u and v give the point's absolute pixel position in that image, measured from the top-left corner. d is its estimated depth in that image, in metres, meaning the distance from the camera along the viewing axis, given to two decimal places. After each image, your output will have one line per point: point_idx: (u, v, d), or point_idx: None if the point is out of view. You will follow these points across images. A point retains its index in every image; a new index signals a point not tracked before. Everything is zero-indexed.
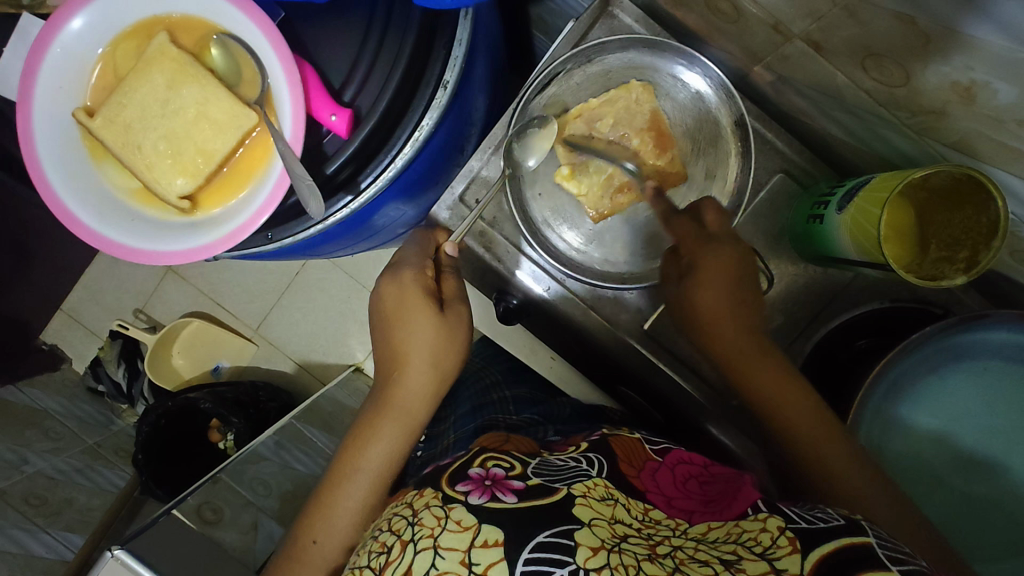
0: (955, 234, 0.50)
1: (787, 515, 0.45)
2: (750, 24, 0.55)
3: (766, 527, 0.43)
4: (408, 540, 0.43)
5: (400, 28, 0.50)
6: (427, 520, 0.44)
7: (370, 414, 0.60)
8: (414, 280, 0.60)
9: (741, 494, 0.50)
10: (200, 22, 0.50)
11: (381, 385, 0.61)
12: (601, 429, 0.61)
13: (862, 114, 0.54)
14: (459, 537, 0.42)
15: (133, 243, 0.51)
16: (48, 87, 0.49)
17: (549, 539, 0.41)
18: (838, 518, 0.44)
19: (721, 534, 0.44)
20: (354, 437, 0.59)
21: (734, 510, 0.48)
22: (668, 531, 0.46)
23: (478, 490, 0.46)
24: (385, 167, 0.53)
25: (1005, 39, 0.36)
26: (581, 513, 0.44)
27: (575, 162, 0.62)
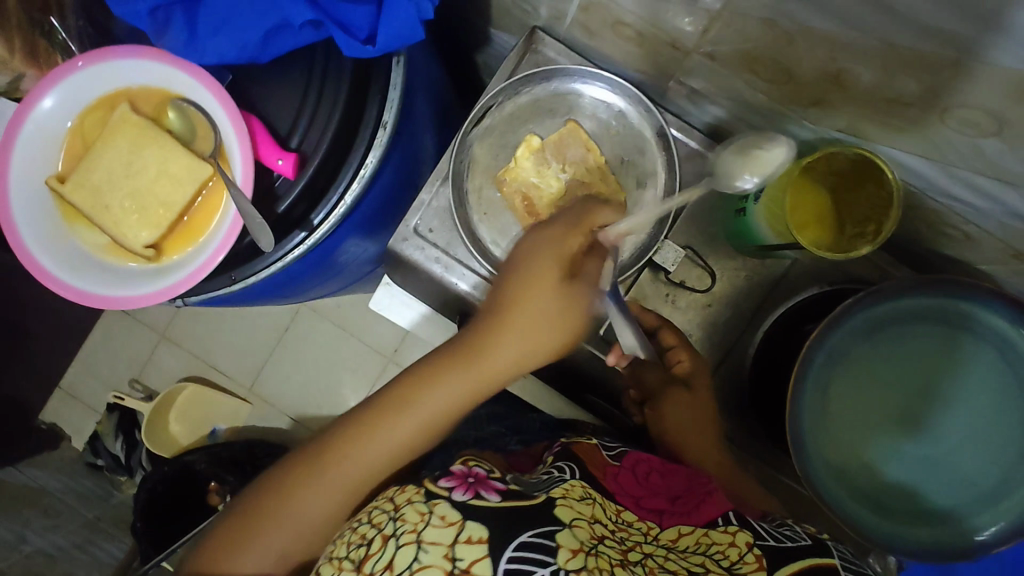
0: (864, 211, 0.55)
1: (756, 530, 0.49)
2: (654, 45, 0.60)
3: (734, 541, 0.48)
4: (390, 536, 0.46)
5: (335, 79, 0.56)
6: (410, 516, 0.47)
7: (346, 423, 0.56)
8: (553, 244, 0.54)
9: (710, 498, 0.54)
10: (157, 90, 0.55)
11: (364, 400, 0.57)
12: (562, 439, 0.62)
13: (766, 113, 0.59)
14: (443, 531, 0.45)
15: (100, 292, 0.54)
16: (23, 158, 0.54)
17: (531, 539, 0.44)
18: (805, 539, 0.49)
19: (690, 541, 0.49)
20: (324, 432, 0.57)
21: (703, 516, 0.51)
22: (639, 536, 0.50)
23: (463, 488, 0.49)
24: (335, 204, 0.58)
25: (847, 28, 0.41)
26: (563, 513, 0.47)
27: (541, 150, 0.66)
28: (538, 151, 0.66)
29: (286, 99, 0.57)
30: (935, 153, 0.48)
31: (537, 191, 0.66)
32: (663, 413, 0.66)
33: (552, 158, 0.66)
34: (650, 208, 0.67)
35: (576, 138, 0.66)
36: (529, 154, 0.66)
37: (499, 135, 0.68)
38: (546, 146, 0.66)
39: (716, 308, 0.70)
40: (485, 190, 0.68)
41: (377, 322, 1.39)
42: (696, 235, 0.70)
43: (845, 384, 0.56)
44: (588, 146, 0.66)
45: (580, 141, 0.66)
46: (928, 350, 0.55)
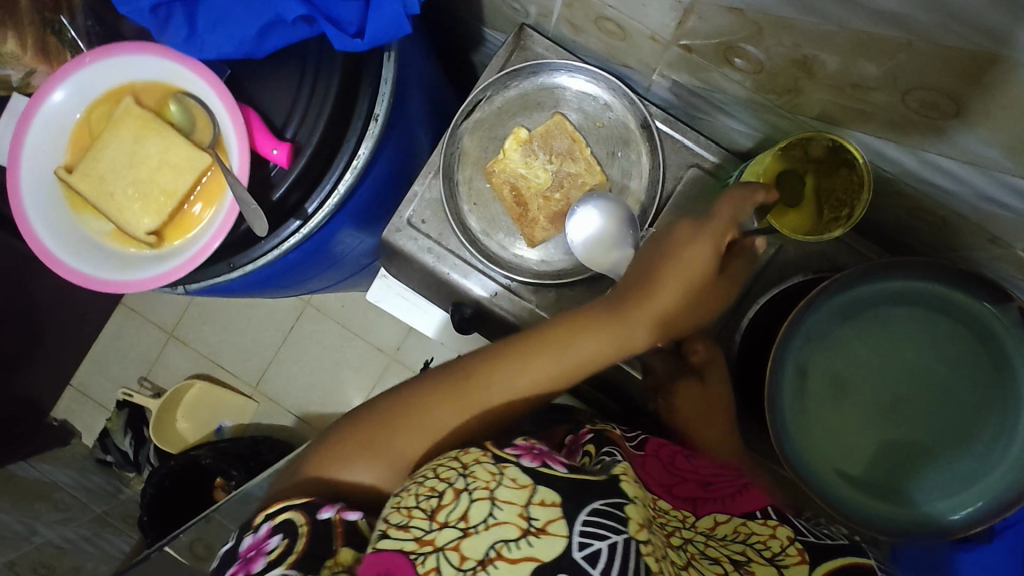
0: (839, 196, 0.57)
1: (796, 527, 0.55)
2: (635, 39, 0.62)
3: (774, 534, 0.53)
4: (463, 489, 0.46)
5: (328, 72, 0.58)
6: (481, 474, 0.48)
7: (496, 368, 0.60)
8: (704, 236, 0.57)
9: (744, 491, 0.60)
10: (160, 85, 0.58)
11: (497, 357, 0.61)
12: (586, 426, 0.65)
13: (745, 104, 0.60)
14: (516, 492, 0.45)
15: (103, 276, 0.57)
16: (33, 150, 0.57)
17: (604, 507, 0.44)
18: (844, 538, 0.54)
19: (728, 530, 0.55)
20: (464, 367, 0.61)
21: (740, 506, 0.58)
22: (678, 523, 0.56)
23: (529, 455, 0.50)
24: (329, 193, 0.60)
25: (807, 16, 0.43)
26: (626, 487, 0.47)
27: (529, 141, 0.69)
28: (527, 142, 0.69)
29: (281, 92, 0.59)
30: (903, 137, 0.49)
31: (525, 182, 0.69)
32: (675, 405, 0.70)
33: (539, 148, 0.69)
34: (635, 199, 0.69)
35: (562, 129, 0.68)
36: (517, 146, 0.69)
37: (490, 128, 0.71)
38: (535, 137, 0.69)
39: None
40: (475, 181, 0.70)
41: (380, 321, 1.42)
42: None
43: (829, 363, 0.57)
44: (574, 138, 0.68)
45: (565, 132, 0.68)
46: (908, 330, 0.57)
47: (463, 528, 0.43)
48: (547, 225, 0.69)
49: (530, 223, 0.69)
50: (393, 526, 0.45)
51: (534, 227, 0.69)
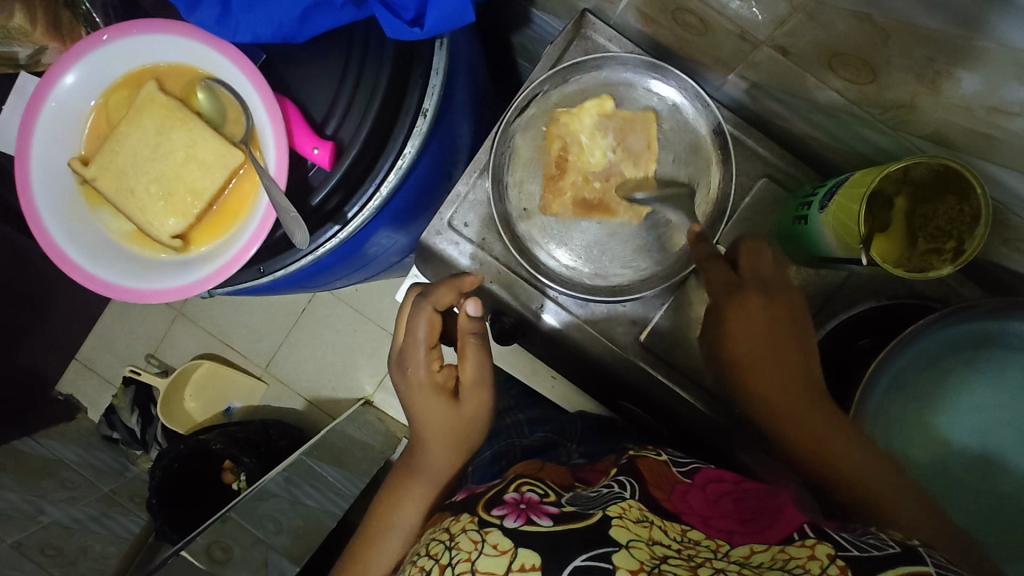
0: (940, 225, 0.50)
1: (837, 542, 0.42)
2: (718, 36, 0.55)
3: (813, 554, 0.40)
4: (446, 564, 0.43)
5: (376, 63, 0.52)
6: (464, 545, 0.44)
7: (474, 378, 0.60)
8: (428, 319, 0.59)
9: (783, 516, 0.47)
10: (187, 70, 0.52)
11: (472, 365, 0.60)
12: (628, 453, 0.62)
13: (837, 115, 0.54)
14: (496, 560, 0.41)
15: (123, 282, 0.52)
16: (44, 138, 0.51)
17: (586, 563, 0.40)
18: (894, 545, 0.40)
19: (766, 559, 0.42)
20: (466, 402, 0.60)
21: (776, 533, 0.45)
22: (709, 553, 0.44)
23: (514, 515, 0.46)
24: (371, 196, 0.54)
25: (956, 27, 0.37)
26: (618, 535, 0.43)
27: (609, 116, 0.63)
28: (607, 116, 0.63)
29: (322, 82, 0.53)
30: None
31: (578, 150, 0.63)
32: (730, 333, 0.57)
33: (614, 128, 0.63)
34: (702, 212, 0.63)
35: (643, 133, 0.63)
36: (595, 112, 0.63)
37: (544, 124, 0.64)
38: (614, 116, 0.63)
39: None
40: (525, 183, 0.64)
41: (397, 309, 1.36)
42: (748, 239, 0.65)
43: (896, 430, 0.52)
44: (651, 145, 0.63)
45: (645, 129, 0.63)
46: (1006, 361, 0.52)
47: None
48: (567, 206, 0.64)
49: (552, 190, 0.63)
50: None
51: (557, 196, 0.64)
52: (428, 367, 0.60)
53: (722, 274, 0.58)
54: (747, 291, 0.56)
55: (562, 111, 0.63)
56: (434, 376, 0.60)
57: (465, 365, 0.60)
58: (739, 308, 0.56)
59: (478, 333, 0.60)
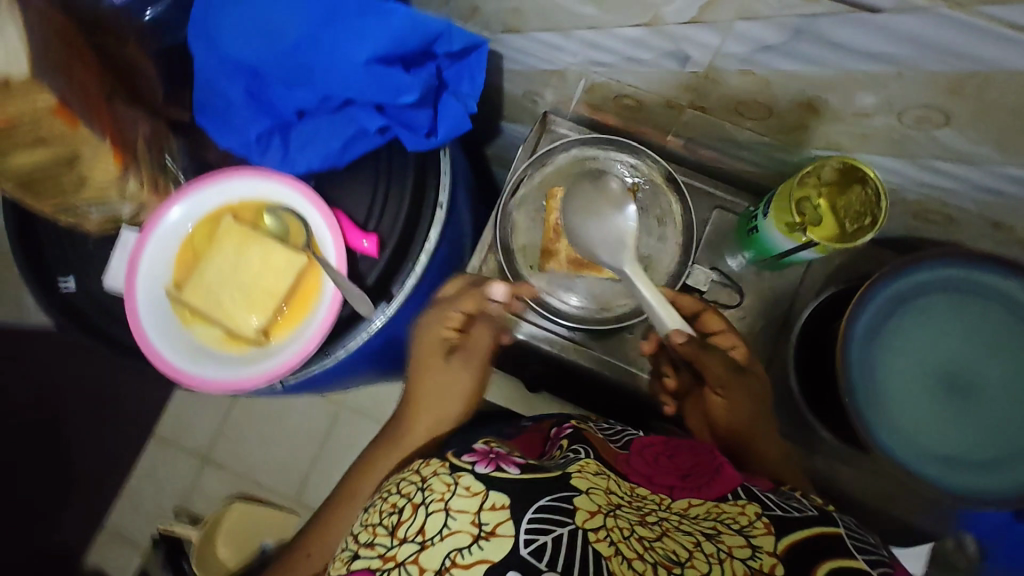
0: (858, 208, 0.64)
1: (763, 502, 0.48)
2: (651, 108, 0.72)
3: (744, 510, 0.47)
4: (420, 504, 0.46)
5: (402, 171, 0.67)
6: (437, 486, 0.47)
7: (470, 349, 0.73)
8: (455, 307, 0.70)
9: (720, 474, 0.53)
10: (256, 201, 0.65)
11: (477, 340, 0.73)
12: (573, 423, 0.66)
13: (756, 146, 0.71)
14: (469, 501, 0.45)
15: (220, 376, 0.63)
16: (148, 270, 0.64)
17: (550, 502, 0.45)
18: (813, 510, 0.48)
19: (702, 509, 0.48)
20: (464, 367, 0.73)
21: (713, 491, 0.50)
22: (654, 506, 0.49)
23: (484, 461, 0.51)
24: (408, 276, 0.67)
25: (808, 64, 0.53)
26: (580, 482, 0.48)
27: None
28: None
29: (358, 194, 0.67)
30: (902, 151, 0.59)
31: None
32: (733, 402, 0.67)
33: None
34: (676, 242, 0.76)
35: None
36: None
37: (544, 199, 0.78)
38: None
39: (749, 319, 0.78)
40: (528, 250, 0.78)
41: None
42: (718, 258, 0.79)
43: (873, 362, 0.62)
44: None
45: None
46: (959, 326, 0.62)
47: (420, 542, 0.43)
48: (563, 264, 0.76)
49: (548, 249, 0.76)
50: (362, 545, 0.46)
51: (554, 255, 0.76)
52: (444, 316, 0.71)
53: (720, 360, 0.67)
54: (750, 372, 0.69)
55: (557, 188, 0.77)
56: (443, 322, 0.71)
57: (475, 336, 0.73)
58: (740, 388, 0.67)
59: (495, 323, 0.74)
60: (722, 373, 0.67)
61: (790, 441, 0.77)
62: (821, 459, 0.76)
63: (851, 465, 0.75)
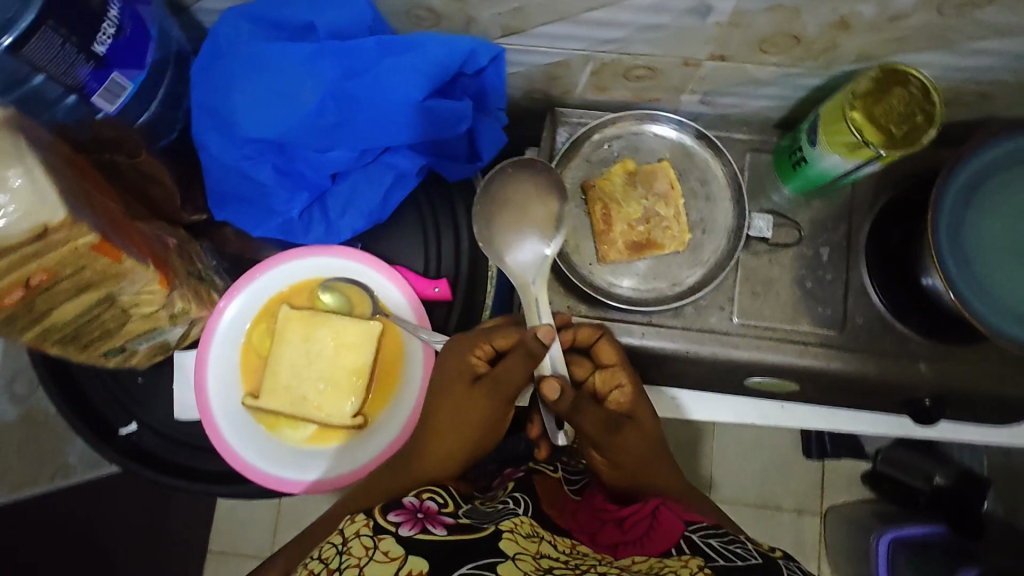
0: (901, 111, 0.63)
1: (705, 553, 0.50)
2: (666, 73, 0.70)
3: (685, 564, 0.49)
4: (334, 568, 0.44)
5: (446, 205, 0.63)
6: (355, 550, 0.45)
7: (497, 379, 0.52)
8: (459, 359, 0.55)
9: (656, 521, 0.57)
10: (306, 282, 0.61)
11: (509, 377, 0.51)
12: (529, 467, 0.69)
13: (780, 80, 0.70)
14: (385, 566, 0.43)
15: (331, 473, 0.58)
16: (219, 391, 0.59)
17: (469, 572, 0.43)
18: (755, 556, 0.50)
19: (643, 565, 0.51)
20: (478, 397, 0.54)
21: (657, 544, 0.54)
22: (593, 560, 0.52)
23: (410, 522, 0.48)
24: (486, 310, 0.62)
25: None
26: (508, 547, 0.48)
27: (633, 171, 0.74)
28: (632, 172, 0.74)
29: (409, 242, 0.63)
30: (941, 40, 0.60)
31: (617, 206, 0.74)
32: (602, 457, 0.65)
33: (642, 177, 0.74)
34: (724, 198, 0.75)
35: (664, 175, 0.74)
36: (622, 172, 0.74)
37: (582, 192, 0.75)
38: (637, 170, 0.74)
39: (816, 250, 0.77)
40: (582, 248, 0.75)
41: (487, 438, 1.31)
42: (765, 200, 0.78)
43: (969, 255, 0.62)
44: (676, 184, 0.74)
45: (666, 174, 0.74)
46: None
47: None
48: (623, 251, 0.73)
49: (603, 240, 0.73)
50: None
51: (612, 245, 0.73)
52: (468, 351, 0.54)
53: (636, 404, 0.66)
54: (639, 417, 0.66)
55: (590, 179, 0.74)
56: (469, 357, 0.54)
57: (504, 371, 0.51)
58: (634, 432, 0.64)
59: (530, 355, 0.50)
60: (597, 434, 0.61)
61: (893, 356, 0.74)
62: (928, 364, 0.73)
63: (963, 362, 0.73)
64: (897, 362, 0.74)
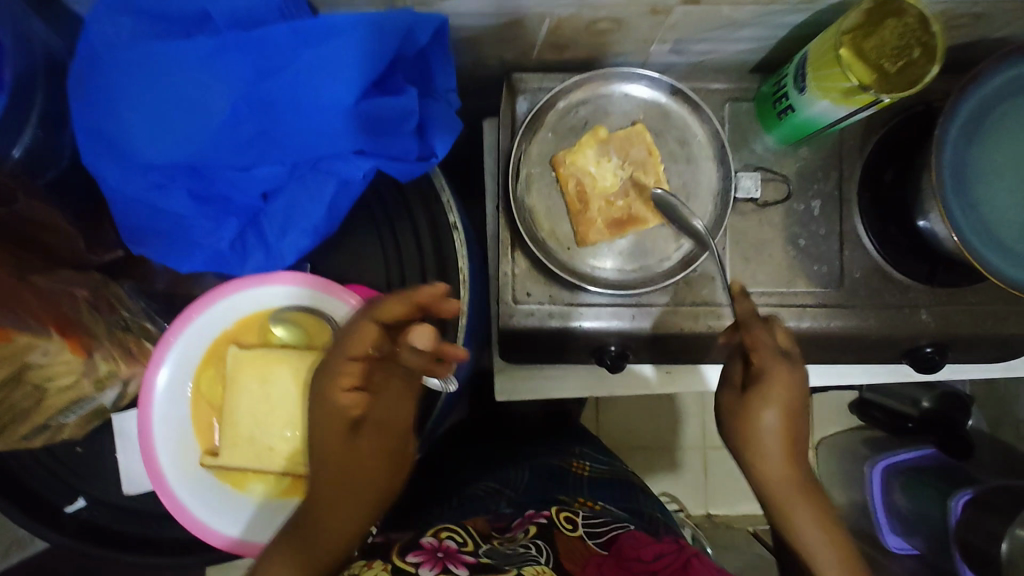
0: (893, 44, 0.56)
1: None
2: (631, 24, 0.62)
3: None
4: None
5: (401, 212, 0.57)
6: None
7: (381, 421, 0.49)
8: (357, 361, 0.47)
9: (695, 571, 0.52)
10: (252, 317, 0.53)
11: (389, 408, 0.49)
12: (544, 512, 0.61)
13: (759, 20, 0.62)
14: None
15: None
16: (169, 456, 0.52)
17: None
18: None
19: None
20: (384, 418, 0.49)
21: None
22: None
23: (429, 561, 0.49)
24: (459, 318, 0.57)
25: None
26: None
27: (606, 139, 0.67)
28: (605, 141, 0.67)
29: (368, 255, 0.58)
30: None
31: (591, 180, 0.67)
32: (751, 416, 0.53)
33: (615, 145, 0.67)
34: (707, 157, 0.69)
35: (638, 137, 0.67)
36: (594, 142, 0.67)
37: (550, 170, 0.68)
38: (610, 138, 0.67)
39: (807, 203, 0.71)
40: (558, 229, 0.69)
41: None
42: (749, 154, 0.72)
43: (973, 199, 0.57)
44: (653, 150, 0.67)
45: (642, 139, 0.67)
46: None
47: None
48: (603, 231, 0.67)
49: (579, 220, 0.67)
50: None
51: (589, 225, 0.67)
52: (337, 384, 0.46)
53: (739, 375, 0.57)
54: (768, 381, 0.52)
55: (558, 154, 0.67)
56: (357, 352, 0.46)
57: (380, 401, 0.49)
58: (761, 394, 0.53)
59: (408, 371, 0.49)
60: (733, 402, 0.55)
61: (894, 307, 0.71)
62: (929, 312, 0.71)
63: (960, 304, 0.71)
64: (897, 314, 0.71)
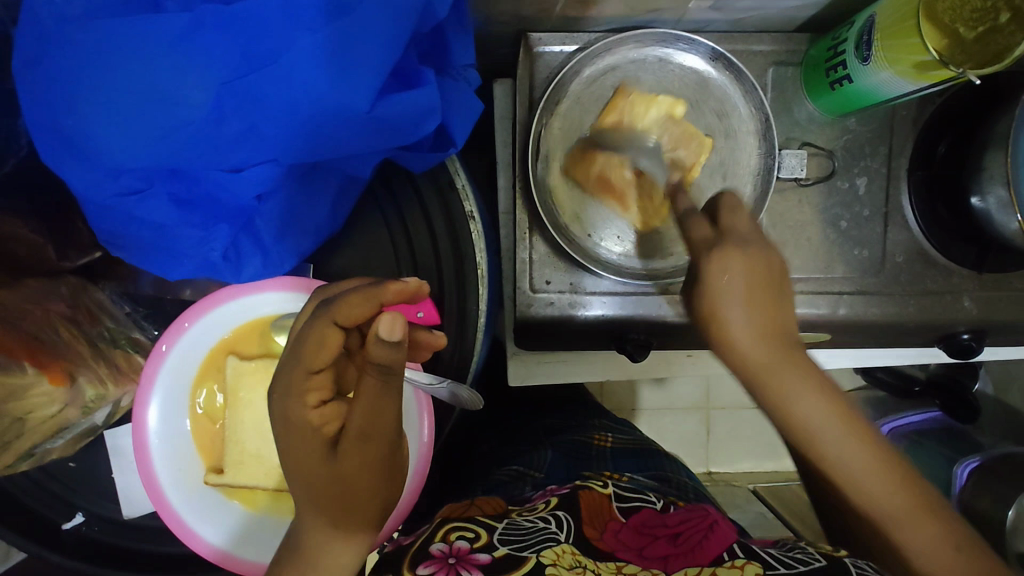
0: (975, 6, 0.48)
1: (765, 561, 0.41)
2: None
3: None
4: None
5: (414, 202, 0.51)
6: None
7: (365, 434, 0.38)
8: (315, 364, 0.37)
9: (714, 530, 0.45)
10: (253, 325, 0.48)
11: (368, 416, 0.37)
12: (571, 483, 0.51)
13: None
14: None
15: None
16: (170, 478, 0.48)
17: None
18: (819, 560, 0.40)
19: None
20: (360, 444, 0.38)
21: (709, 551, 0.42)
22: None
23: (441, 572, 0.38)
24: (478, 317, 0.51)
25: None
26: None
27: (671, 117, 0.61)
28: (673, 119, 0.61)
29: (378, 254, 0.52)
30: None
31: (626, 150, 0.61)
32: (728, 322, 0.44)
33: (671, 132, 0.61)
34: (745, 131, 0.64)
35: (698, 142, 0.61)
36: (660, 112, 0.61)
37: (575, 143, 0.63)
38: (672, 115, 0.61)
39: (851, 181, 0.65)
40: (585, 211, 0.63)
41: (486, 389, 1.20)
42: (791, 127, 0.65)
43: None
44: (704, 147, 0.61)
45: (698, 150, 0.61)
46: None
47: None
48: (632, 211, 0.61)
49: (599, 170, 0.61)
50: None
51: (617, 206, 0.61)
52: (300, 403, 0.37)
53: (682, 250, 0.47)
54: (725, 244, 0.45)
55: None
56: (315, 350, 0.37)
57: (355, 410, 0.37)
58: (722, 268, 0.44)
59: (384, 371, 0.36)
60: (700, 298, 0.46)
61: (936, 294, 0.66)
62: (972, 298, 0.66)
63: (1005, 289, 0.66)
64: (939, 301, 0.66)
